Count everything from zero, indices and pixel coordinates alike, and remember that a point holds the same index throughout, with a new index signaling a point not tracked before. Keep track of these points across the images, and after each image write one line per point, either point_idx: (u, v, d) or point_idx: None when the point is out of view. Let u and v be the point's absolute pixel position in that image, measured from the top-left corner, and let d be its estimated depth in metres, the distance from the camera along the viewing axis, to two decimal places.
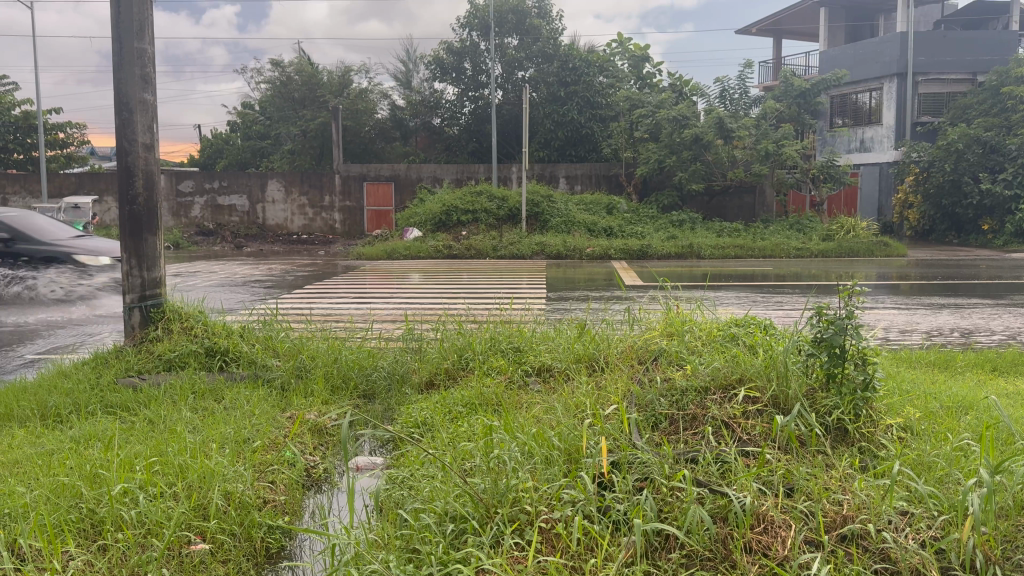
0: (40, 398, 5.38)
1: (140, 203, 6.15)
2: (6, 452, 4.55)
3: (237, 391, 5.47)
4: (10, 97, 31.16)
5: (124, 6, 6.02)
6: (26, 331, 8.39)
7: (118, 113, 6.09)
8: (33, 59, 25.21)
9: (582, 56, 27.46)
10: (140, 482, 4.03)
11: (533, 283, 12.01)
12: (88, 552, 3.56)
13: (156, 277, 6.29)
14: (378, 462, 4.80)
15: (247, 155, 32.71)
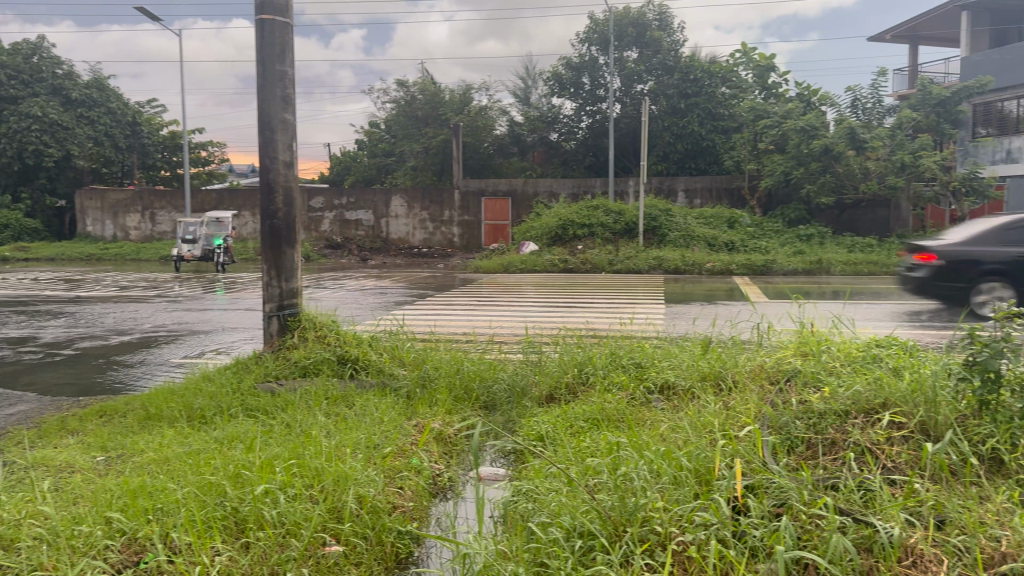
0: (187, 400, 5.71)
1: (279, 217, 6.45)
2: (158, 450, 4.86)
3: (367, 399, 5.63)
4: (160, 119, 33.50)
5: (267, 30, 6.36)
6: (175, 336, 8.98)
7: (261, 132, 6.42)
8: (182, 83, 27.03)
9: (704, 66, 26.80)
10: (279, 483, 4.23)
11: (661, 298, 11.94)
12: (233, 549, 3.76)
13: (293, 287, 6.58)
14: (502, 473, 4.82)
15: (373, 172, 33.92)
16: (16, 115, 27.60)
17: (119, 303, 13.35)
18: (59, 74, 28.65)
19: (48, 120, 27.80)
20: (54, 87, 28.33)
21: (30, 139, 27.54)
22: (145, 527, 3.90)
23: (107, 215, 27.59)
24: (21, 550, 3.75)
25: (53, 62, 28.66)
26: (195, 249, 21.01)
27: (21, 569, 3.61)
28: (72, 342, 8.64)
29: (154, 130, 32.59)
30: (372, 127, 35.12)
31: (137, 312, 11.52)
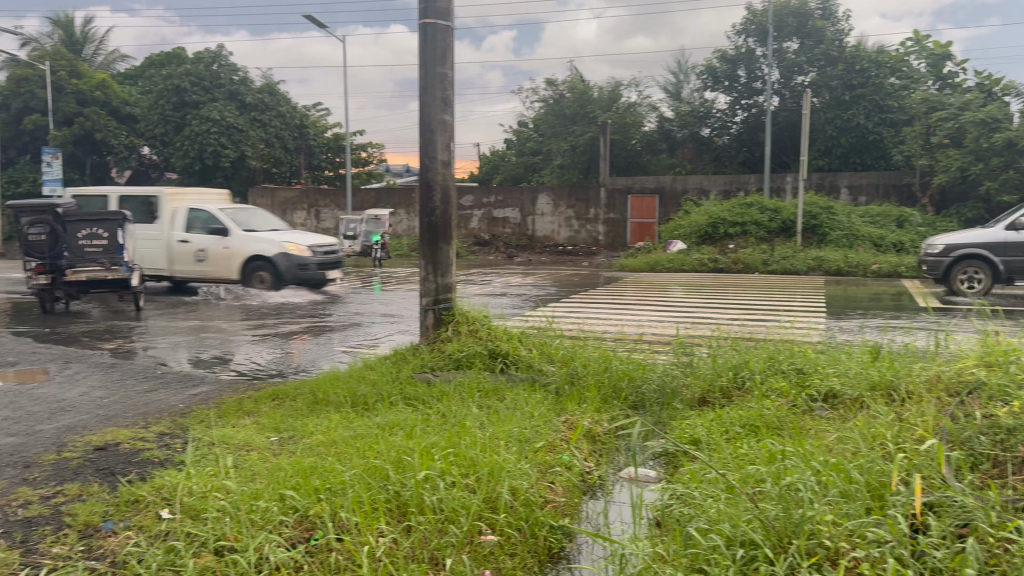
0: (351, 387, 6.03)
1: (437, 215, 6.66)
2: (326, 434, 5.16)
3: (518, 393, 5.72)
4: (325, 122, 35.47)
5: (430, 34, 6.57)
6: (342, 326, 9.47)
7: (422, 133, 6.66)
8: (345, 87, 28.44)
9: (871, 57, 25.35)
10: (438, 470, 4.39)
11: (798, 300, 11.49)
12: (396, 531, 3.93)
13: (448, 282, 6.77)
14: (655, 475, 4.74)
15: (521, 171, 34.35)
16: (198, 119, 30.03)
17: (290, 295, 14.29)
18: (235, 80, 30.98)
19: (226, 123, 30.06)
20: (231, 92, 30.59)
21: (209, 141, 29.80)
22: (316, 505, 4.15)
23: (276, 212, 29.39)
24: (208, 520, 4.09)
25: (230, 69, 30.98)
26: (355, 245, 22.17)
27: (209, 537, 3.94)
28: (249, 329, 9.35)
29: (320, 133, 34.72)
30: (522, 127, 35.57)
31: (305, 303, 12.28)
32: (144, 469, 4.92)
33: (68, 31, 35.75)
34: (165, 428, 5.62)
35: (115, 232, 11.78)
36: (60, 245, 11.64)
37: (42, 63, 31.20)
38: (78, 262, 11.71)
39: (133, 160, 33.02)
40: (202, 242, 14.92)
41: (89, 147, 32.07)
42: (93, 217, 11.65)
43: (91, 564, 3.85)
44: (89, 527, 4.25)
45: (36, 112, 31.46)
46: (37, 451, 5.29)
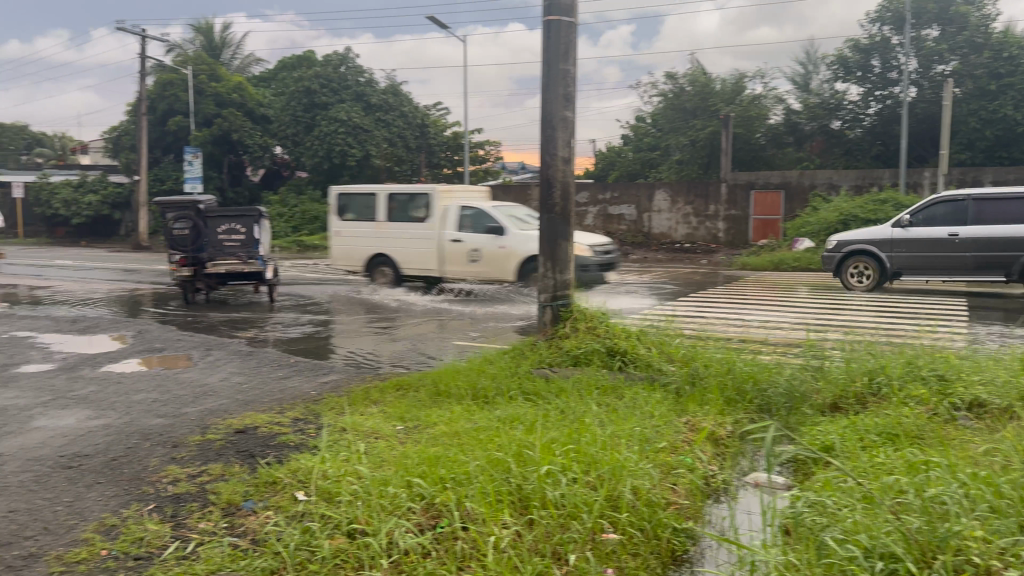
0: (471, 380, 6.15)
1: (556, 211, 6.70)
2: (449, 425, 5.29)
3: (637, 392, 5.68)
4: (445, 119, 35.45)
5: (553, 31, 6.60)
6: (464, 320, 9.67)
7: (543, 130, 6.71)
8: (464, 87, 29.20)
9: (1021, 43, 23.85)
10: (560, 466, 4.41)
11: (899, 300, 11.28)
12: (519, 524, 3.99)
13: (567, 279, 6.79)
14: (782, 482, 4.60)
15: (638, 167, 33.78)
16: (326, 120, 31.53)
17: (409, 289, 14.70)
18: (361, 82, 32.31)
19: (352, 124, 31.26)
20: (357, 94, 31.87)
21: (337, 141, 31.13)
22: (442, 493, 4.26)
23: None
24: (341, 504, 4.27)
25: (356, 71, 32.30)
26: None
27: (341, 520, 4.11)
28: (376, 322, 9.64)
29: (439, 131, 34.54)
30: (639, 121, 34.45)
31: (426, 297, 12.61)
32: (280, 452, 5.18)
33: (209, 37, 38.09)
34: (298, 413, 5.91)
35: (251, 227, 12.50)
36: (202, 239, 12.42)
37: (185, 68, 33.29)
38: (218, 255, 12.46)
39: (266, 159, 34.79)
40: (476, 242, 13.20)
41: (227, 147, 34.04)
42: (232, 213, 12.42)
43: (234, 540, 4.10)
44: (231, 505, 4.52)
45: (180, 114, 33.64)
46: (184, 431, 5.67)
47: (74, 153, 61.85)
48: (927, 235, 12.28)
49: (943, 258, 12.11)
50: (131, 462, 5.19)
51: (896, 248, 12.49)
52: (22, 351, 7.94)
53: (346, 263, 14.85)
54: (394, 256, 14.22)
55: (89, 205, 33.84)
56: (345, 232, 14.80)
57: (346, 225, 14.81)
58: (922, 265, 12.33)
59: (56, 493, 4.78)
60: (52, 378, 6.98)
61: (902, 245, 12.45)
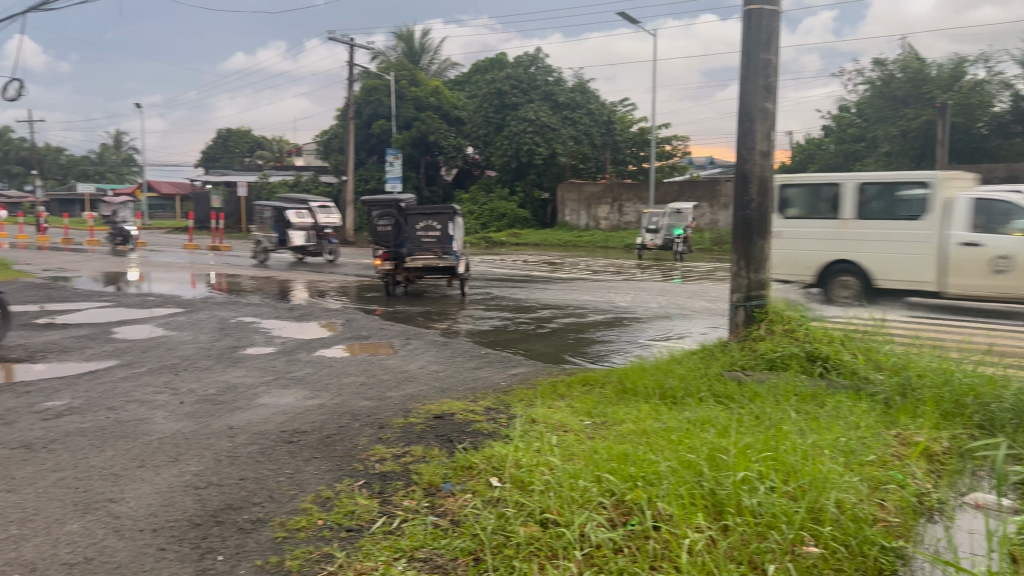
0: (660, 379, 6.12)
1: (752, 208, 6.50)
2: (638, 423, 5.29)
3: (840, 401, 5.40)
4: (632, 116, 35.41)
5: (755, 20, 6.40)
6: (651, 319, 9.65)
7: (741, 122, 6.53)
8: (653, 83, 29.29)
9: None
10: (757, 473, 4.30)
11: None
12: (714, 529, 3.93)
13: (762, 278, 6.58)
14: (1009, 506, 4.20)
15: (840, 160, 31.45)
16: (516, 119, 32.34)
17: (591, 285, 14.83)
18: (550, 82, 32.70)
19: (540, 123, 31.93)
20: (547, 93, 32.47)
21: (525, 140, 31.98)
22: (633, 491, 4.27)
23: (582, 206, 31.43)
24: (534, 493, 4.40)
25: (546, 71, 32.80)
26: (658, 239, 22.93)
27: (534, 508, 4.23)
28: (563, 317, 9.83)
29: (625, 127, 34.40)
30: (842, 111, 32.22)
31: (610, 294, 12.70)
32: (475, 438, 5.43)
33: (409, 43, 40.25)
34: (491, 402, 6.16)
35: (446, 224, 13.10)
36: (402, 235, 13.20)
37: (388, 74, 35.25)
38: (416, 250, 13.16)
39: (459, 160, 36.70)
40: (1009, 246, 10.58)
41: (423, 148, 35.93)
42: (429, 211, 13.07)
43: (435, 520, 4.35)
44: (432, 486, 4.79)
45: (383, 118, 35.84)
46: (388, 414, 6.08)
47: (290, 156, 67.41)
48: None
49: None
50: (343, 441, 5.62)
51: None
52: (249, 334, 8.84)
53: (791, 271, 12.40)
54: (861, 261, 11.74)
55: None
56: (788, 232, 12.37)
57: (788, 225, 12.38)
58: None
59: (280, 464, 5.28)
60: (275, 360, 7.72)
61: None
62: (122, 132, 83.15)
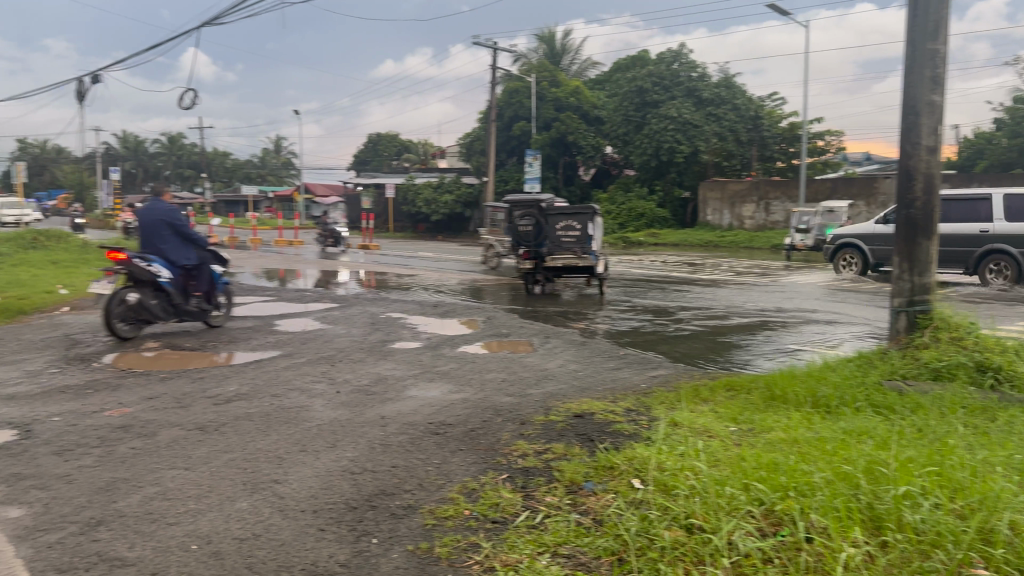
0: (811, 387, 5.89)
1: (917, 207, 6.15)
2: (789, 431, 5.12)
3: (1014, 416, 5.01)
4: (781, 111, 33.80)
5: (921, 8, 6.05)
6: (798, 323, 9.31)
7: (905, 116, 6.19)
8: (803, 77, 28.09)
9: None
10: (920, 488, 4.07)
11: None
12: (871, 544, 3.75)
13: (927, 282, 6.21)
14: None
15: (1015, 155, 29.65)
16: (657, 117, 32.00)
17: (732, 287, 14.46)
18: (693, 77, 32.02)
19: (683, 120, 31.38)
20: (689, 89, 31.83)
21: (667, 138, 31.57)
22: (783, 501, 4.13)
23: (726, 205, 30.62)
24: (678, 497, 4.35)
25: (690, 66, 32.06)
26: (808, 239, 22.17)
27: (679, 513, 4.18)
28: (706, 320, 9.65)
29: (774, 122, 32.70)
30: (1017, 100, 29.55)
31: (755, 296, 12.33)
32: (616, 439, 5.43)
33: (551, 44, 40.61)
34: (632, 404, 6.13)
35: (586, 224, 13.28)
36: (543, 235, 13.42)
37: (530, 76, 35.87)
38: (556, 250, 13.32)
39: (598, 159, 36.72)
40: None
41: (562, 148, 36.13)
42: (569, 211, 13.28)
43: (578, 517, 4.38)
44: (574, 484, 4.82)
45: (523, 119, 36.47)
46: (529, 411, 6.18)
47: (434, 157, 69.23)
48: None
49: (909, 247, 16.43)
50: (486, 434, 5.77)
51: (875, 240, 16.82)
52: (397, 329, 9.23)
53: None
54: None
55: (445, 204, 38.10)
56: None
57: None
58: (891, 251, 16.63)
59: (428, 454, 5.49)
60: (421, 354, 8.02)
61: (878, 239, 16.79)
62: (281, 137, 88.53)
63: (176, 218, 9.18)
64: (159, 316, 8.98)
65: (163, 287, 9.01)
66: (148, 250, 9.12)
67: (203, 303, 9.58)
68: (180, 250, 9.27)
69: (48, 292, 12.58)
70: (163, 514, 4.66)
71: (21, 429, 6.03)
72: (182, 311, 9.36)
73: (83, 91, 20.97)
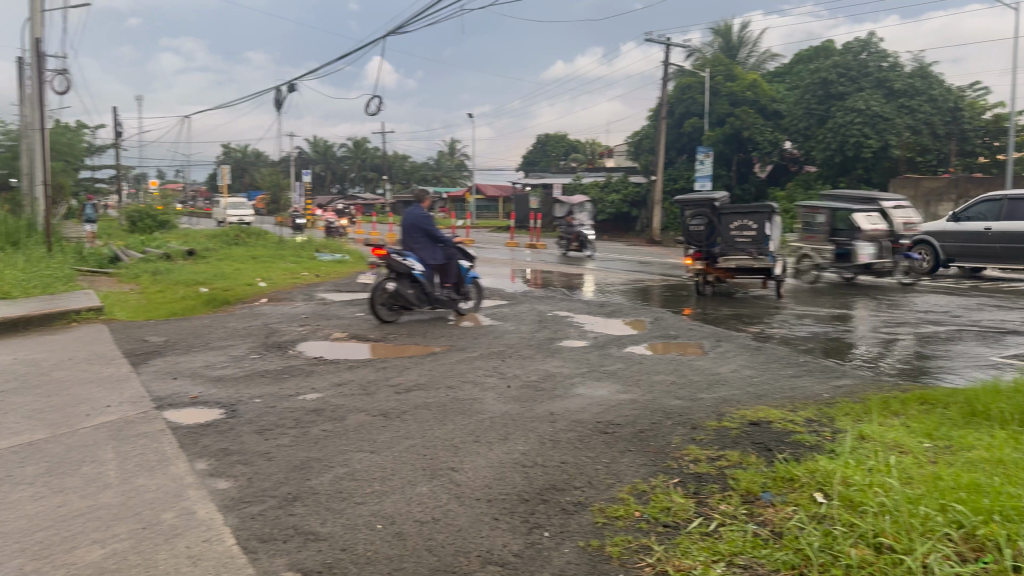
0: (1018, 404, 5.40)
1: None
2: (994, 451, 4.72)
3: None
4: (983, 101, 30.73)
5: None
6: (1001, 334, 8.54)
7: None
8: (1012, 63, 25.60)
9: None
10: None
11: None
12: None
13: None
14: None
15: None
16: (843, 111, 30.36)
17: (922, 293, 13.48)
18: (884, 67, 30.19)
19: (871, 113, 29.51)
20: (879, 80, 29.98)
21: (853, 132, 29.78)
22: (987, 526, 3.82)
23: (919, 204, 28.51)
24: (866, 515, 4.12)
25: (880, 56, 30.32)
26: None
27: (867, 530, 3.96)
28: (892, 327, 9.07)
29: (977, 114, 29.97)
30: None
31: (951, 303, 11.43)
32: (796, 450, 5.22)
33: (727, 37, 39.59)
34: (811, 414, 5.88)
35: (763, 224, 12.77)
36: (717, 236, 13.18)
37: (704, 71, 35.51)
38: (730, 250, 12.99)
39: (775, 155, 34.80)
40: None
41: (737, 144, 35.15)
42: (746, 210, 12.85)
43: (755, 528, 4.25)
44: (750, 494, 4.69)
45: (695, 116, 36.41)
46: (701, 415, 6.07)
47: (602, 156, 69.34)
48: (970, 229, 17.62)
49: (972, 245, 17.59)
50: (657, 437, 5.73)
51: (946, 236, 18.09)
52: (564, 328, 9.36)
53: None
54: None
55: (612, 203, 38.08)
56: None
57: None
58: (961, 248, 17.81)
59: (597, 453, 5.53)
60: (589, 353, 8.08)
61: (948, 236, 18.05)
62: (455, 139, 91.95)
63: (427, 221, 10.37)
64: (414, 303, 10.20)
65: (417, 278, 10.18)
66: (406, 248, 10.42)
67: (453, 294, 10.68)
68: (431, 248, 10.45)
69: (250, 285, 13.76)
70: (351, 493, 5.00)
71: (227, 408, 6.66)
72: (433, 300, 10.54)
73: (281, 100, 22.70)
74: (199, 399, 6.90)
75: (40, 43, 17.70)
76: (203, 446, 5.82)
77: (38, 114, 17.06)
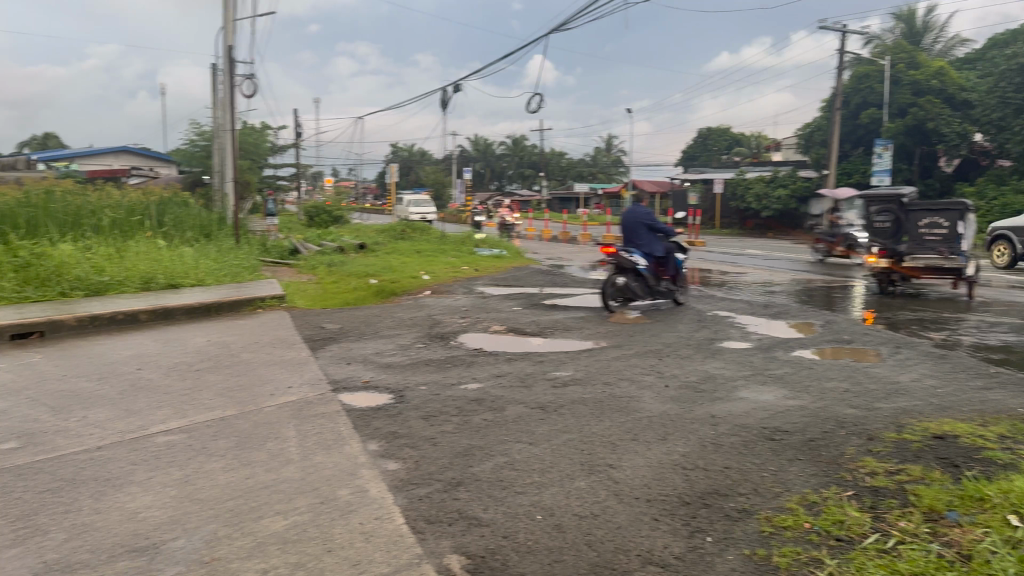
0: None
1: None
2: None
3: None
4: None
5: None
6: None
7: None
8: None
9: None
10: None
11: None
12: None
13: None
14: None
15: None
16: None
17: None
18: None
19: None
20: None
21: None
22: None
23: None
24: None
25: None
26: None
27: None
28: None
29: None
30: None
31: None
32: (987, 467, 4.84)
33: (911, 22, 36.96)
34: (1005, 430, 5.42)
35: (956, 222, 11.93)
36: (903, 233, 12.43)
37: (884, 59, 33.57)
38: (918, 250, 12.20)
39: (965, 148, 31.76)
40: None
41: (921, 137, 32.58)
42: (937, 207, 12.07)
43: (938, 548, 3.99)
44: (933, 511, 4.39)
45: (872, 106, 34.53)
46: (878, 426, 5.75)
47: (768, 150, 66.62)
48: None
49: None
50: (829, 447, 5.48)
51: None
52: (725, 328, 9.11)
53: None
54: None
55: (778, 199, 36.55)
56: None
57: None
58: None
59: (763, 459, 5.36)
60: (752, 355, 7.85)
61: None
62: (615, 137, 91.33)
63: (651, 217, 10.75)
64: (641, 295, 10.63)
65: (644, 273, 10.60)
66: (630, 243, 10.84)
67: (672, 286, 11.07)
68: (655, 242, 10.84)
69: (415, 277, 14.39)
70: (512, 482, 5.14)
71: (396, 393, 7.03)
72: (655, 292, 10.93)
73: (446, 100, 23.49)
74: (371, 384, 7.31)
75: (234, 51, 19.29)
76: (374, 428, 6.17)
77: (230, 117, 18.64)
